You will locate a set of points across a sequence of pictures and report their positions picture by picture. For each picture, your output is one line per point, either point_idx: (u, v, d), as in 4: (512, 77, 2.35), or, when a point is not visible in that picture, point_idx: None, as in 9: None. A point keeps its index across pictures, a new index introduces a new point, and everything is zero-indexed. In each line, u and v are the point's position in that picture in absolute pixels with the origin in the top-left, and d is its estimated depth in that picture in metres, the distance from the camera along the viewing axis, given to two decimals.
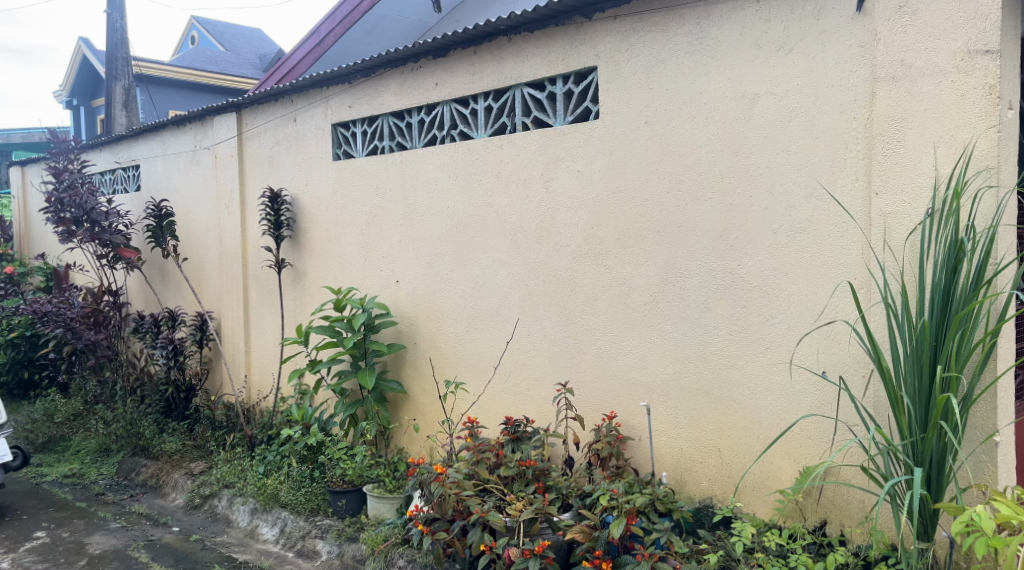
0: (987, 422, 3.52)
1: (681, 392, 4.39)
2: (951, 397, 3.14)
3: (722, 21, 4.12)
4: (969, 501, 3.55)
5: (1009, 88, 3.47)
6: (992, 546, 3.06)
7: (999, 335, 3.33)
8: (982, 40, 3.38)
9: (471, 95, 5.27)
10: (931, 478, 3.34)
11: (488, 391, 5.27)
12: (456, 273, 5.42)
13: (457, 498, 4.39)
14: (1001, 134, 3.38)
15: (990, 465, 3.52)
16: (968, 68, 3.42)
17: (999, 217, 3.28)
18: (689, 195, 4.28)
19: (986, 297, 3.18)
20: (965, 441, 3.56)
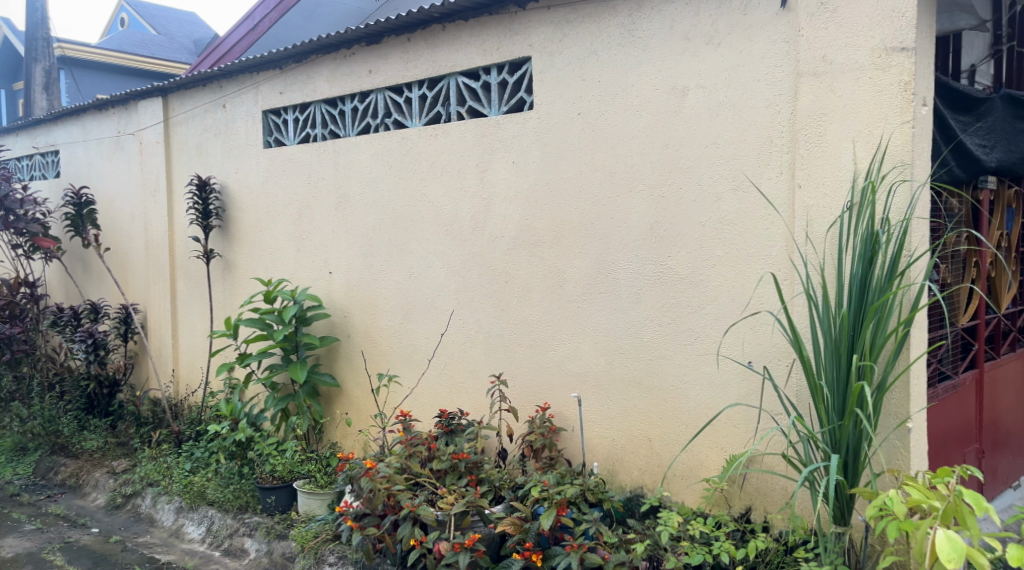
0: (901, 410, 3.70)
1: (613, 382, 4.46)
2: (865, 385, 3.27)
3: (654, 14, 4.20)
4: (883, 486, 3.73)
5: (925, 86, 3.58)
6: (903, 530, 3.12)
7: (912, 326, 3.46)
8: (898, 37, 3.51)
9: (405, 83, 5.25)
10: (848, 464, 3.47)
11: (422, 383, 5.26)
12: (390, 264, 5.38)
13: (388, 492, 4.35)
14: (916, 130, 3.50)
15: (903, 451, 3.69)
16: (885, 65, 3.55)
17: (912, 210, 3.41)
18: (622, 187, 4.35)
19: (899, 288, 3.32)
20: (879, 427, 3.74)
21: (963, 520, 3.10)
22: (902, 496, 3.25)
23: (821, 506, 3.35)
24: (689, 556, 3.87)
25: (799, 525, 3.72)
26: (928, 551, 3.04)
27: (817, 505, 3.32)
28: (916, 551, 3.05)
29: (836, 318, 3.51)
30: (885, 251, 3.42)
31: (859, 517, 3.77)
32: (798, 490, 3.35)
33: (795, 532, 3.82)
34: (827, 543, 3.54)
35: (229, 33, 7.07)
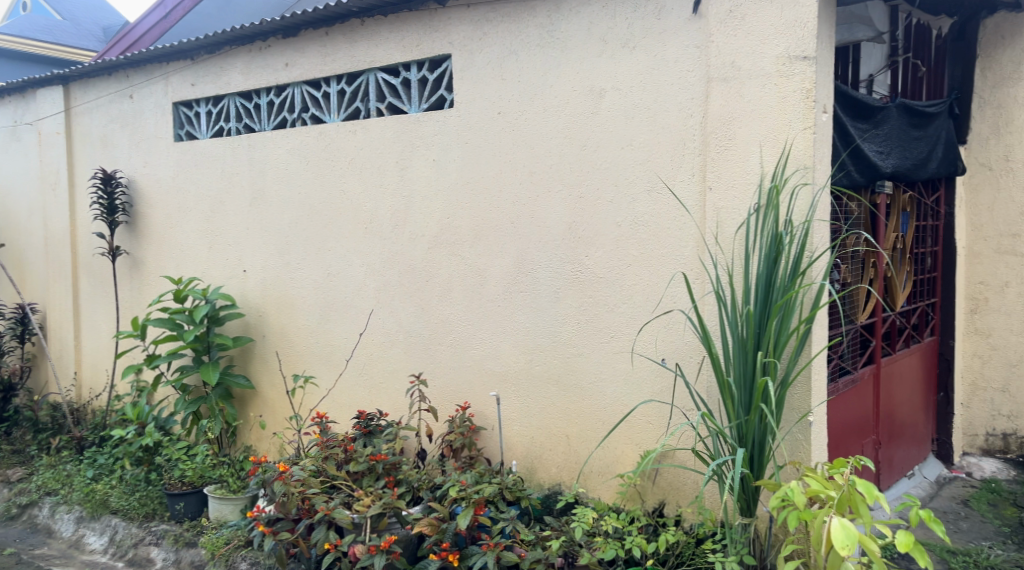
0: (803, 404, 3.87)
1: (532, 380, 4.51)
2: (770, 381, 3.40)
3: (572, 16, 4.27)
4: (787, 478, 3.86)
5: (825, 93, 3.73)
6: (802, 519, 3.24)
7: (812, 324, 3.63)
8: (800, 46, 3.67)
9: (324, 77, 5.16)
10: (753, 458, 3.59)
11: (340, 384, 5.19)
12: (306, 262, 5.28)
13: (302, 496, 4.27)
14: (817, 136, 3.66)
15: (804, 443, 3.87)
16: (789, 73, 3.70)
17: (814, 213, 3.57)
18: (541, 187, 4.40)
19: (801, 287, 3.46)
20: (782, 421, 3.90)
21: (856, 508, 3.22)
22: (803, 487, 3.36)
23: (726, 497, 3.48)
24: (603, 551, 3.87)
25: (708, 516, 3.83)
26: (825, 540, 3.17)
27: (722, 497, 3.45)
28: (812, 541, 3.19)
29: (743, 315, 3.64)
30: (788, 251, 3.57)
31: (763, 509, 3.90)
32: (707, 481, 3.48)
33: (705, 525, 3.92)
34: (734, 534, 3.66)
35: (138, 21, 6.76)
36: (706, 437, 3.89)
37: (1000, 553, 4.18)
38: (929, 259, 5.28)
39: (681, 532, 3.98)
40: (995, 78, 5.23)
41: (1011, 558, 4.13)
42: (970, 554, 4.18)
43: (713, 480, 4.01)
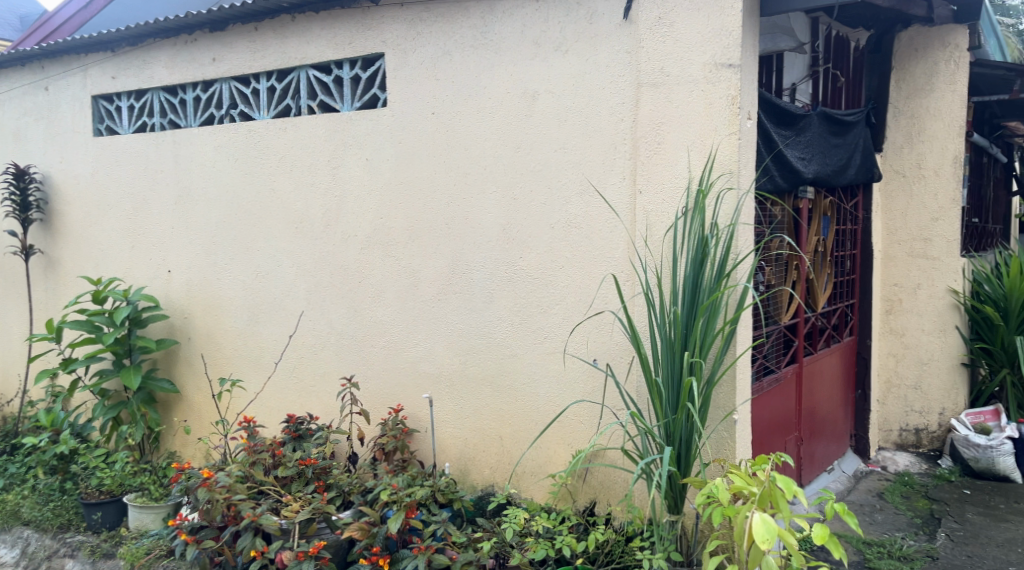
0: (727, 403, 3.97)
1: (466, 381, 4.51)
2: (695, 380, 3.45)
3: (505, 18, 4.28)
4: (712, 475, 3.97)
5: (749, 101, 3.84)
6: (726, 515, 3.28)
7: (736, 325, 3.72)
8: (727, 54, 3.77)
9: (253, 74, 5.05)
10: (681, 456, 3.65)
11: (269, 387, 5.10)
12: (234, 263, 5.16)
13: (227, 502, 4.11)
14: (741, 141, 3.78)
15: (729, 441, 3.97)
16: (716, 79, 3.80)
17: (738, 216, 3.66)
18: (475, 188, 4.41)
19: (726, 287, 3.55)
20: (708, 419, 3.99)
21: (777, 503, 3.26)
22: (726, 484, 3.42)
23: (655, 494, 3.50)
24: (533, 551, 3.84)
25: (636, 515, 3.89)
26: (748, 536, 3.22)
27: (651, 494, 3.48)
28: (737, 536, 3.24)
29: (670, 316, 3.69)
30: (714, 253, 3.64)
31: (690, 505, 3.95)
32: (636, 480, 3.51)
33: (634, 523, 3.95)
34: (661, 531, 3.72)
35: (59, 9, 6.54)
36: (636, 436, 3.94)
37: (913, 543, 4.38)
38: (848, 262, 5.48)
39: (610, 530, 4.01)
40: (908, 89, 5.51)
41: (923, 547, 4.33)
42: (884, 544, 4.36)
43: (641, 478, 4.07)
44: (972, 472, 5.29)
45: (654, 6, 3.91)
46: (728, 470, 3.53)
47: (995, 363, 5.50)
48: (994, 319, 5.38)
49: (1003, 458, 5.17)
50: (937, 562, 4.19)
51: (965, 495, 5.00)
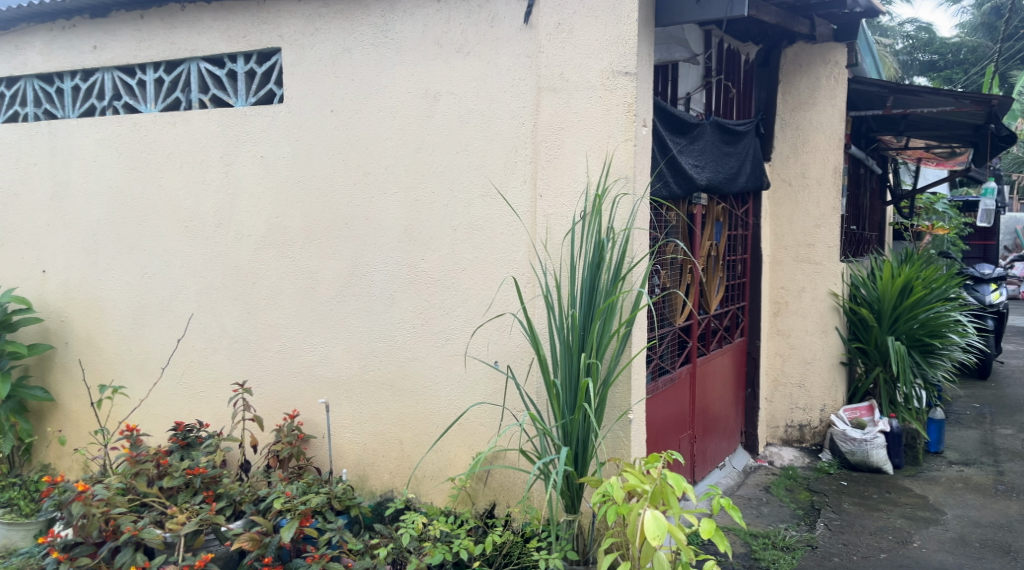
0: (623, 402, 4.00)
1: (365, 385, 4.43)
2: (592, 381, 3.47)
3: (406, 17, 4.23)
4: (607, 475, 4.00)
5: (644, 108, 3.90)
6: (619, 513, 3.31)
7: (632, 326, 3.75)
8: (623, 62, 3.81)
9: (139, 64, 4.83)
10: (577, 455, 3.66)
11: (155, 394, 4.89)
12: (117, 263, 4.91)
13: (105, 517, 3.87)
14: (637, 148, 3.83)
15: (625, 440, 4.00)
16: (612, 86, 3.84)
17: (633, 220, 3.71)
18: (375, 188, 4.34)
19: (622, 290, 3.59)
20: (604, 419, 4.02)
21: (667, 500, 3.33)
22: (620, 482, 3.43)
23: (551, 493, 3.48)
24: (431, 555, 3.74)
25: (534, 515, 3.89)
26: (639, 533, 3.26)
27: (547, 493, 3.45)
28: (629, 533, 3.27)
29: (568, 319, 3.70)
30: (610, 256, 3.66)
31: (586, 504, 3.95)
32: (532, 480, 3.48)
33: (531, 523, 3.95)
34: (558, 531, 3.71)
35: None
36: (534, 437, 3.94)
37: (794, 534, 4.61)
38: (739, 266, 5.70)
39: (508, 532, 3.99)
40: (793, 102, 5.80)
41: (803, 537, 4.56)
42: (769, 536, 4.56)
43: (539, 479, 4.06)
44: (849, 465, 5.62)
45: (553, 12, 3.92)
46: (622, 467, 3.55)
47: (870, 361, 6.01)
48: (869, 321, 5.91)
49: (876, 450, 5.52)
50: (817, 551, 4.42)
51: (841, 486, 5.30)
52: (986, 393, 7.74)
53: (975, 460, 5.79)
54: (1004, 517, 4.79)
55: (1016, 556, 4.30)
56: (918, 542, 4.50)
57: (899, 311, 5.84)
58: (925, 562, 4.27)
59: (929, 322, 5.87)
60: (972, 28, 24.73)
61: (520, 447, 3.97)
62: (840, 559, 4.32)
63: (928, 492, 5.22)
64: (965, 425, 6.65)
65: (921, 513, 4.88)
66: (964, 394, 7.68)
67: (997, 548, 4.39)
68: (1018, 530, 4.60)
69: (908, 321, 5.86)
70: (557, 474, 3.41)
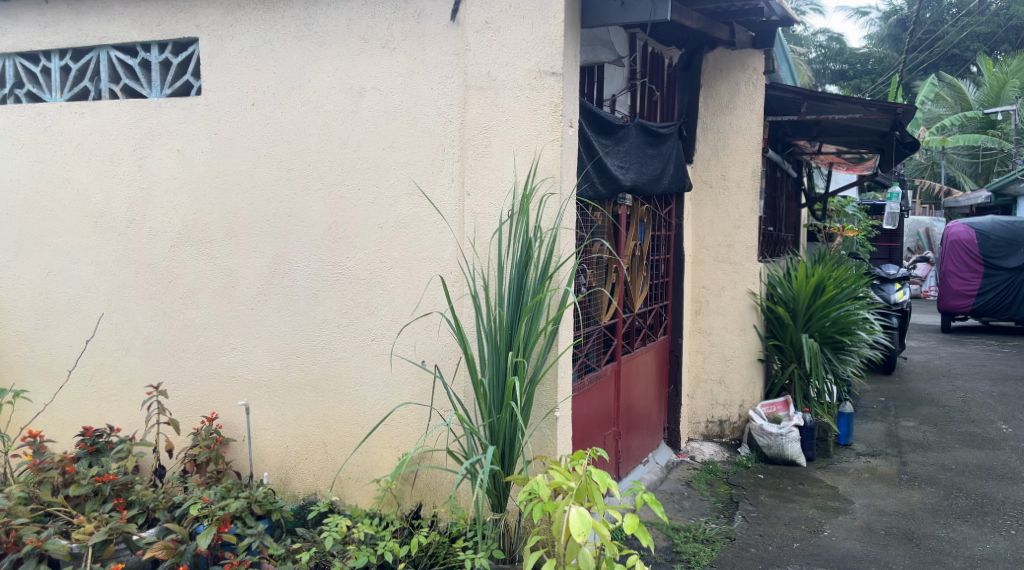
0: (549, 400, 3.98)
1: (287, 386, 4.34)
2: (518, 379, 3.44)
3: (329, 10, 4.14)
4: (533, 472, 3.99)
5: (570, 109, 3.90)
6: (546, 510, 3.29)
7: (559, 325, 3.74)
8: (550, 62, 3.79)
9: (43, 51, 4.67)
10: (504, 454, 3.61)
11: (61, 398, 4.72)
12: (20, 260, 4.72)
13: (6, 528, 3.66)
14: (563, 148, 3.81)
15: (551, 438, 3.98)
16: (538, 86, 3.81)
17: (560, 219, 3.69)
18: (298, 184, 4.25)
19: (549, 289, 3.57)
20: (531, 417, 3.99)
21: (592, 496, 3.32)
22: (546, 479, 3.42)
23: (478, 493, 3.44)
24: (354, 559, 3.69)
25: (460, 515, 3.81)
26: (565, 529, 3.25)
27: (474, 493, 3.40)
28: (555, 530, 3.25)
29: (496, 319, 3.65)
30: (537, 255, 3.66)
31: (512, 502, 3.91)
32: (459, 480, 3.43)
33: (457, 524, 3.90)
34: (484, 530, 3.68)
35: None
36: (461, 436, 3.89)
37: (714, 526, 4.73)
38: (662, 265, 5.80)
39: (434, 532, 3.92)
40: (715, 106, 5.96)
41: (723, 529, 4.68)
42: (690, 529, 4.66)
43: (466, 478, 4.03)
44: (766, 458, 5.81)
45: (480, 10, 3.88)
46: (549, 464, 3.53)
47: (785, 358, 6.22)
48: (785, 319, 6.12)
49: (791, 444, 5.73)
50: (734, 542, 4.55)
51: (758, 479, 5.48)
52: (891, 387, 8.11)
53: (881, 451, 6.06)
54: (907, 505, 5.03)
55: (919, 542, 4.52)
56: (828, 531, 4.68)
57: (814, 308, 6.07)
58: (835, 549, 4.44)
59: (840, 320, 6.14)
60: (879, 38, 25.87)
61: (447, 446, 3.92)
62: (756, 550, 4.45)
63: (838, 482, 5.44)
64: (872, 418, 6.95)
65: (831, 503, 5.08)
66: (872, 389, 8.02)
67: (900, 535, 4.61)
68: (920, 517, 4.83)
69: (821, 318, 6.10)
70: (483, 474, 3.37)
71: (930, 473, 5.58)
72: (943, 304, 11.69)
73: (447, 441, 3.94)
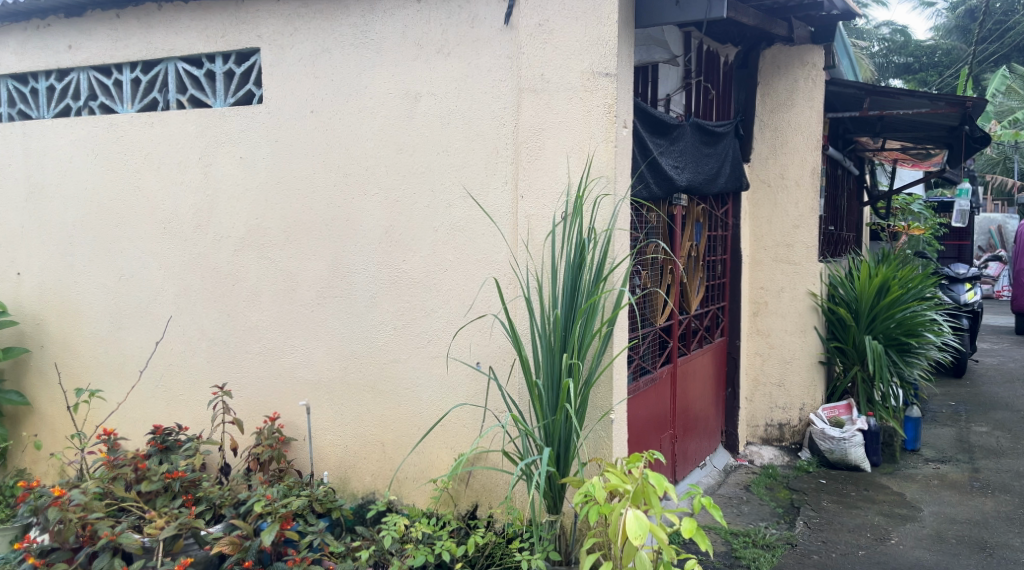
0: (605, 402, 3.96)
1: (346, 388, 4.42)
2: (572, 381, 3.42)
3: (385, 18, 4.21)
4: (588, 474, 3.98)
5: (625, 110, 3.88)
6: (602, 513, 3.26)
7: (613, 326, 3.72)
8: (603, 63, 3.79)
9: (115, 64, 4.86)
10: (560, 456, 3.61)
11: (132, 398, 4.91)
12: (94, 265, 4.93)
13: (82, 522, 3.78)
14: (617, 149, 3.80)
15: (607, 440, 3.97)
16: (592, 87, 3.81)
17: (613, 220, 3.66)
18: (356, 189, 4.33)
19: (603, 291, 3.55)
20: (586, 420, 3.98)
21: (649, 499, 3.30)
22: (602, 482, 3.39)
23: (534, 495, 3.43)
24: (412, 558, 3.72)
25: (515, 515, 3.82)
26: (621, 532, 3.24)
27: (529, 494, 3.40)
28: (611, 533, 3.25)
29: (550, 321, 3.65)
30: (591, 257, 3.63)
31: (566, 504, 3.91)
32: (515, 481, 3.42)
33: (514, 525, 3.92)
34: (540, 531, 3.67)
35: None
36: (517, 437, 3.92)
37: (774, 532, 4.65)
38: (718, 266, 5.73)
39: (489, 533, 3.94)
40: (771, 104, 5.86)
41: (783, 535, 4.60)
42: (749, 534, 4.59)
43: (521, 480, 4.05)
44: (828, 462, 5.68)
45: (534, 13, 3.90)
46: (604, 468, 3.51)
47: (847, 361, 6.06)
48: (847, 320, 5.97)
49: (855, 448, 5.57)
50: (796, 548, 4.46)
51: (820, 484, 5.36)
52: (962, 391, 7.83)
53: (951, 457, 5.86)
54: (980, 513, 4.86)
55: (992, 552, 4.36)
56: (896, 539, 4.54)
57: (877, 310, 5.91)
58: (902, 558, 4.32)
59: (906, 321, 5.95)
60: (946, 31, 25.00)
61: (504, 447, 3.95)
62: (819, 556, 4.36)
63: (905, 489, 5.28)
64: (941, 423, 6.72)
65: (898, 510, 4.94)
66: (942, 393, 7.76)
67: (972, 544, 4.45)
68: (993, 526, 4.66)
69: (885, 320, 5.93)
70: (540, 476, 3.36)
71: (1004, 480, 5.37)
72: (1016, 302, 11.24)
73: (502, 443, 3.97)
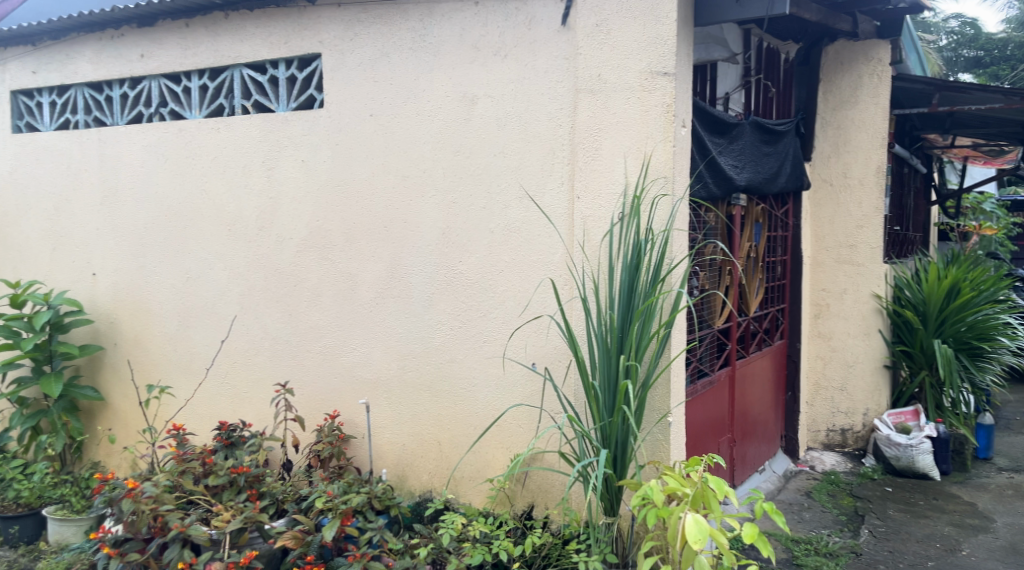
0: (662, 405, 3.93)
1: (404, 387, 4.49)
2: (629, 383, 3.41)
3: (443, 21, 4.26)
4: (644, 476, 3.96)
5: (684, 109, 3.85)
6: (660, 516, 3.23)
7: (671, 328, 3.69)
8: (662, 62, 3.77)
9: (184, 71, 5.03)
10: (616, 458, 3.60)
11: (199, 394, 5.07)
12: (165, 266, 5.11)
13: (154, 513, 3.91)
14: (675, 149, 3.78)
15: (664, 443, 3.93)
16: (650, 87, 3.80)
17: (671, 220, 3.64)
18: (414, 191, 4.39)
19: (660, 292, 3.53)
20: (643, 422, 3.95)
21: (708, 503, 3.25)
22: (659, 485, 3.36)
23: (590, 496, 3.43)
24: (470, 557, 3.73)
25: (572, 516, 3.82)
26: (679, 536, 3.19)
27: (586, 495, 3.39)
28: (669, 536, 3.21)
29: (606, 322, 3.64)
30: (649, 258, 3.62)
31: (622, 506, 3.89)
32: (571, 483, 3.43)
33: (570, 526, 3.92)
34: (597, 533, 3.66)
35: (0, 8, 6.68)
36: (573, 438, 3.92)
37: (839, 540, 4.53)
38: (779, 267, 5.63)
39: (546, 534, 3.94)
40: (835, 101, 5.73)
41: (848, 544, 4.48)
42: (812, 542, 4.49)
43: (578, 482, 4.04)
44: (895, 470, 5.52)
45: (592, 13, 3.90)
46: (662, 471, 3.48)
47: (915, 365, 5.88)
48: (915, 323, 5.79)
49: (923, 455, 5.40)
50: (861, 558, 4.34)
51: (887, 492, 5.21)
52: None
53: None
54: None
55: None
56: (967, 550, 4.38)
57: (946, 312, 5.72)
58: None
59: (978, 325, 5.74)
60: None
61: (560, 448, 3.96)
62: (885, 566, 4.23)
63: (977, 499, 5.09)
64: (1016, 431, 6.46)
65: (970, 520, 4.76)
66: (1018, 399, 7.45)
67: None
68: None
69: (956, 323, 5.73)
70: (596, 478, 3.35)
71: None
72: None
73: (558, 444, 3.98)
